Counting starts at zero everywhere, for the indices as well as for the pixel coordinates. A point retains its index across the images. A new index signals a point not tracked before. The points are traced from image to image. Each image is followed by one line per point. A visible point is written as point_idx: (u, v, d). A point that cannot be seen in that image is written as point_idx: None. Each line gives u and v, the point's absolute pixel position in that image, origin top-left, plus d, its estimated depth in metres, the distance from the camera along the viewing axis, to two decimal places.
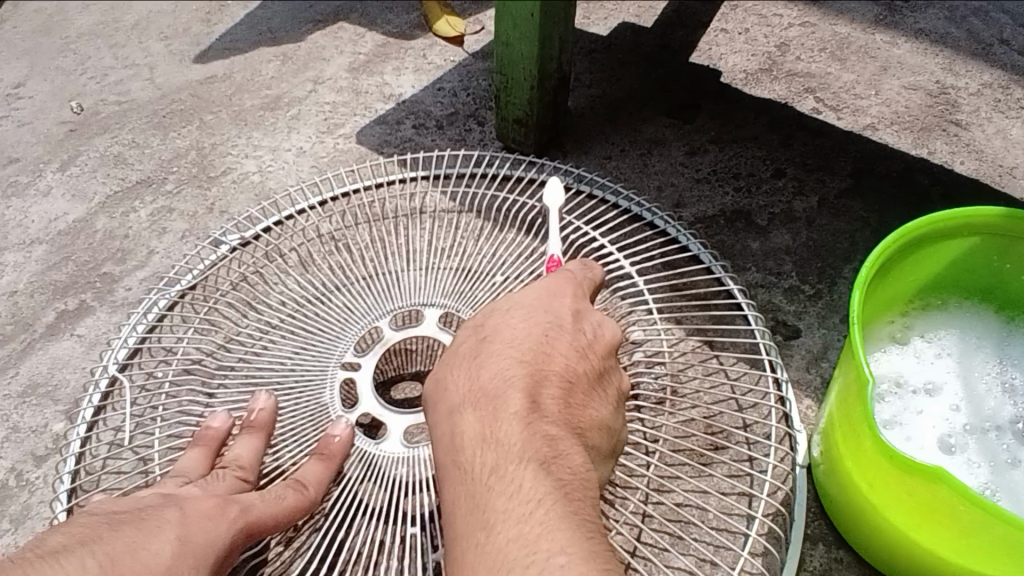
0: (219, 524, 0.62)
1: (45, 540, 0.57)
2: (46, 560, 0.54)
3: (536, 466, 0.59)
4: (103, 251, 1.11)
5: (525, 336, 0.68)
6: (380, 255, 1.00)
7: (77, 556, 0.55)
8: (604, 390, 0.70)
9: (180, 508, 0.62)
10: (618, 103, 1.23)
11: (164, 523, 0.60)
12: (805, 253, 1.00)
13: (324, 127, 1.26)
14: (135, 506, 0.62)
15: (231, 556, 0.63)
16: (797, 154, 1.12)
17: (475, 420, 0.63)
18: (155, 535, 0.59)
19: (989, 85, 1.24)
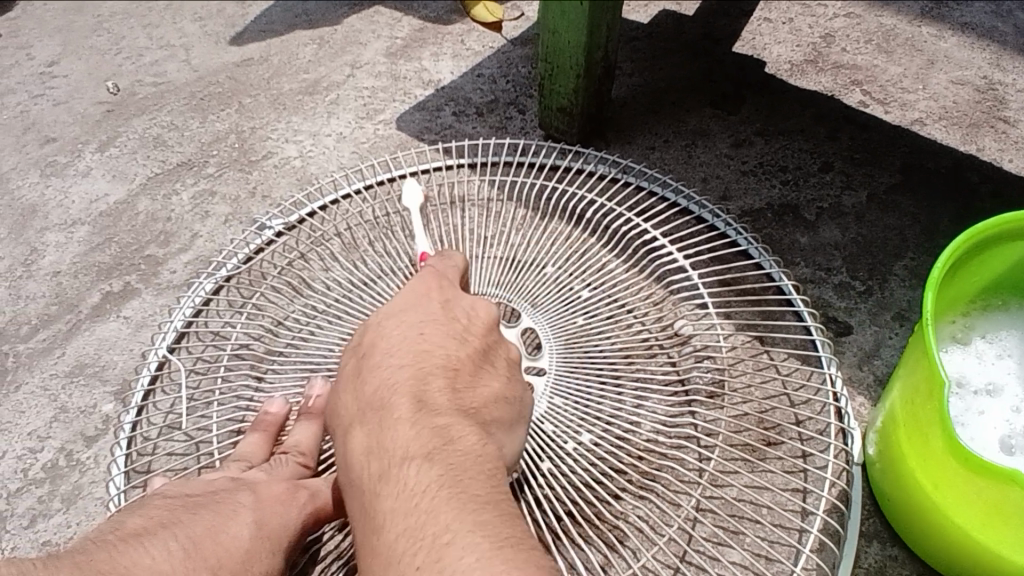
0: (290, 508, 0.67)
1: (130, 521, 0.62)
2: (135, 542, 0.59)
3: (422, 456, 0.56)
4: (146, 234, 1.11)
5: (399, 344, 0.66)
6: (427, 244, 0.99)
7: (162, 536, 0.60)
8: (491, 366, 0.67)
9: (253, 493, 0.67)
10: (661, 92, 1.21)
11: (238, 507, 0.65)
12: (855, 248, 0.99)
13: (363, 113, 1.25)
14: (210, 491, 0.67)
15: (301, 537, 0.67)
16: (845, 148, 1.11)
17: (361, 425, 0.61)
18: (231, 519, 0.63)
19: None
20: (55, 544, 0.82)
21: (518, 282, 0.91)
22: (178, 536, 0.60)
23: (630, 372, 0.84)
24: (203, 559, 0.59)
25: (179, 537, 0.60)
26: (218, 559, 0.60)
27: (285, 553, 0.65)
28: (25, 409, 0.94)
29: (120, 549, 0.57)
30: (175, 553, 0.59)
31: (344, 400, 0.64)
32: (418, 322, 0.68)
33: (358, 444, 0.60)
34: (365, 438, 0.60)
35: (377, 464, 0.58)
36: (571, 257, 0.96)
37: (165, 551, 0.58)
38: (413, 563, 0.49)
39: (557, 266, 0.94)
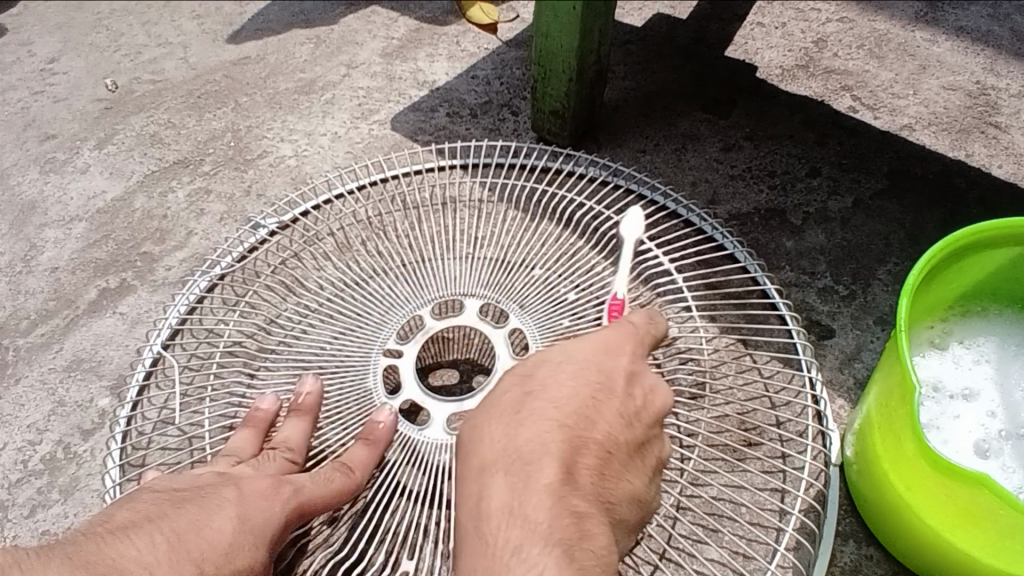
0: (273, 503, 0.68)
1: (120, 514, 0.64)
2: (120, 535, 0.61)
3: (560, 553, 0.52)
4: (142, 231, 1.13)
5: (582, 404, 0.61)
6: (419, 244, 1.01)
7: (147, 530, 0.62)
8: (644, 459, 0.63)
9: (238, 488, 0.69)
10: (653, 95, 1.22)
11: (223, 502, 0.67)
12: (840, 253, 1.00)
13: (358, 113, 1.26)
14: (197, 486, 0.69)
15: (286, 531, 0.69)
16: (833, 153, 1.12)
17: (567, 497, 0.56)
18: (215, 514, 0.65)
19: None
20: (51, 535, 0.84)
21: (507, 283, 0.93)
22: (163, 529, 0.62)
23: None
24: (187, 551, 0.62)
25: (164, 531, 0.62)
26: (202, 553, 0.62)
27: (269, 546, 0.66)
28: (23, 402, 0.96)
29: (107, 542, 0.60)
30: (160, 545, 0.61)
31: (536, 472, 0.57)
32: (648, 394, 0.65)
33: (549, 528, 0.54)
34: (560, 519, 0.54)
35: (549, 550, 0.53)
36: (558, 258, 0.97)
37: (149, 545, 0.61)
38: None
39: (545, 267, 0.95)
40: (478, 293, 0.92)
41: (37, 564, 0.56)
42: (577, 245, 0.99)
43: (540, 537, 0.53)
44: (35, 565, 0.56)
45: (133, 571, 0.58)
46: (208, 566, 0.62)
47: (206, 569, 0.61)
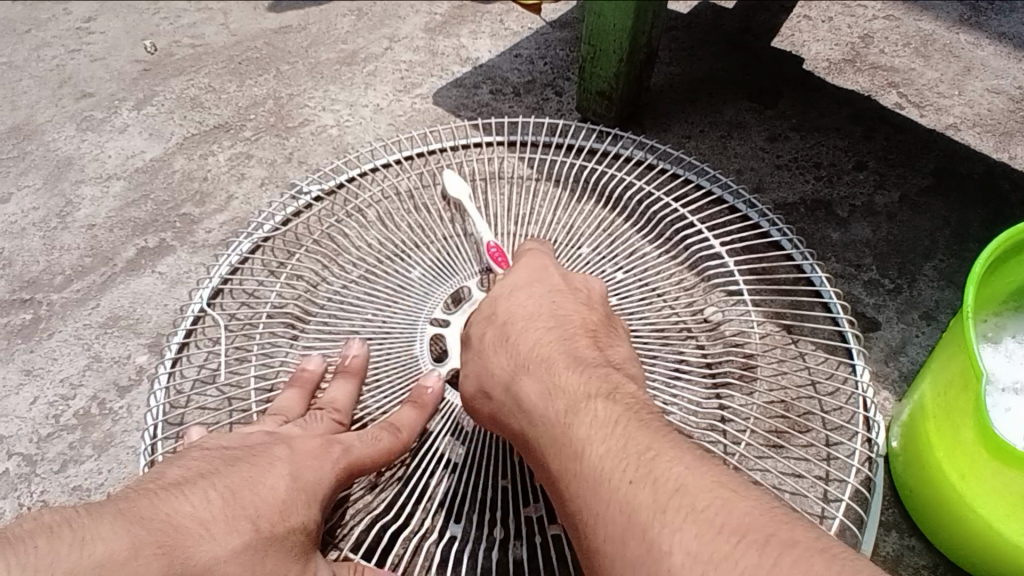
0: (324, 464, 0.68)
1: (171, 471, 0.64)
2: (172, 492, 0.60)
3: (603, 398, 0.61)
4: (182, 192, 1.13)
5: (555, 321, 0.71)
6: (463, 217, 1.01)
7: (201, 487, 0.62)
8: (618, 331, 0.73)
9: (288, 447, 0.68)
10: (699, 82, 1.22)
11: (274, 461, 0.66)
12: (885, 247, 1.00)
13: (401, 86, 1.25)
14: (246, 445, 0.68)
15: (336, 490, 0.68)
16: (879, 148, 1.12)
17: (579, 387, 0.63)
18: (266, 473, 0.65)
19: None
20: (85, 489, 0.84)
21: (554, 260, 0.93)
22: (215, 487, 0.62)
23: (663, 353, 0.85)
24: (242, 509, 0.61)
25: (216, 489, 0.62)
26: (256, 511, 0.62)
27: (319, 506, 0.66)
28: (57, 357, 0.95)
29: (162, 497, 0.60)
30: (214, 503, 0.61)
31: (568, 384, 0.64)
32: (561, 300, 0.73)
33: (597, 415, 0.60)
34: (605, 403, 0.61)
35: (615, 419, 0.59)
36: (605, 237, 0.97)
37: (203, 501, 0.60)
38: (625, 477, 0.54)
39: (593, 246, 0.95)
40: None
41: (97, 518, 0.55)
42: (623, 225, 0.98)
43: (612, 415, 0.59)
44: (88, 520, 0.55)
45: (190, 528, 0.58)
46: (263, 523, 0.61)
47: (260, 527, 0.61)
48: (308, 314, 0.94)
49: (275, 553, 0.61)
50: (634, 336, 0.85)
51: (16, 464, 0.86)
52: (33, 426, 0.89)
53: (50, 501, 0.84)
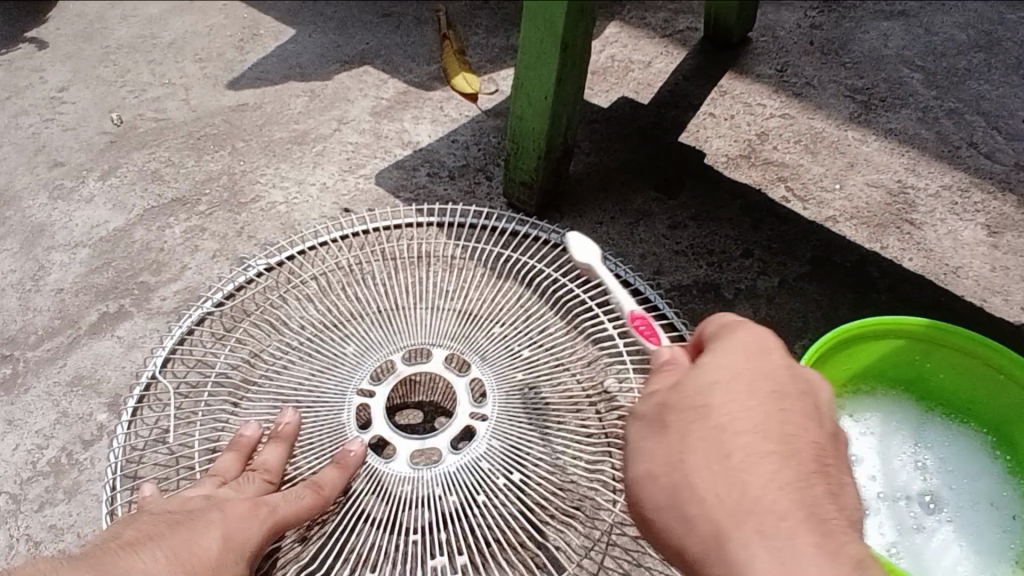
0: (253, 523, 0.77)
1: (118, 536, 0.73)
2: (122, 552, 0.70)
3: None
4: (141, 261, 1.23)
5: None
6: (393, 294, 1.13)
7: (144, 548, 0.71)
8: None
9: (222, 511, 0.77)
10: (614, 172, 1.37)
11: (209, 522, 0.76)
12: (763, 328, 1.15)
13: (346, 166, 1.38)
14: (184, 510, 0.78)
15: (266, 546, 0.78)
16: (765, 237, 1.28)
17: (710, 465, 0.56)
18: (203, 533, 0.74)
19: (948, 187, 1.40)
20: (59, 527, 0.95)
21: (469, 336, 1.04)
22: (157, 548, 0.71)
23: (563, 422, 0.96)
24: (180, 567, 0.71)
25: (158, 549, 0.71)
26: (192, 568, 0.71)
27: (249, 561, 0.76)
28: (32, 410, 1.06)
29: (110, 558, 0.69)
30: (156, 561, 0.70)
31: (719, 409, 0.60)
32: None
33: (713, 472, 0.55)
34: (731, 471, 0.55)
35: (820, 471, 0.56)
36: (516, 315, 1.09)
37: (150, 560, 0.70)
38: None
39: (504, 324, 1.07)
40: (446, 343, 1.03)
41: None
42: (533, 304, 1.10)
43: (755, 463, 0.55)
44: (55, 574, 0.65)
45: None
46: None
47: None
48: (249, 381, 1.05)
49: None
50: (538, 407, 0.97)
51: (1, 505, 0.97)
52: (15, 470, 1.01)
53: (29, 538, 0.95)
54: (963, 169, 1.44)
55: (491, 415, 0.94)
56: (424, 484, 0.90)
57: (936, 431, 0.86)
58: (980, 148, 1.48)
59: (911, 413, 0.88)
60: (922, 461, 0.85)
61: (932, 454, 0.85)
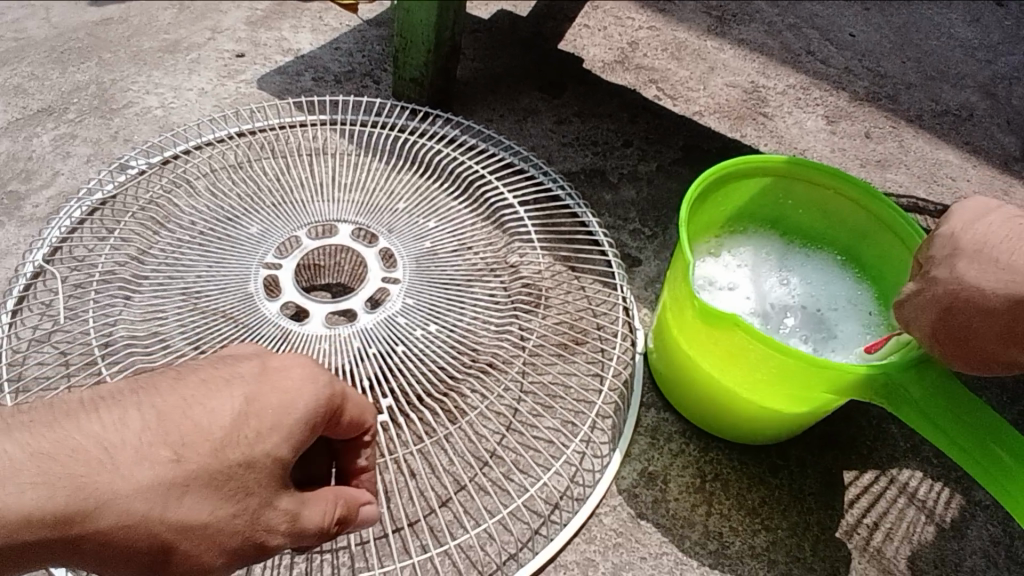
0: (291, 396, 0.61)
1: (141, 381, 0.62)
2: (101, 410, 0.58)
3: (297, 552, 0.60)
4: (7, 171, 1.15)
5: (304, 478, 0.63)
6: (289, 183, 1.11)
7: (127, 405, 0.59)
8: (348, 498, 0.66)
9: (259, 366, 0.62)
10: (498, 76, 1.42)
11: (231, 383, 0.61)
12: (645, 204, 1.25)
13: (224, 72, 1.32)
14: (211, 363, 0.63)
15: (315, 423, 0.62)
16: (642, 129, 1.38)
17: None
18: (218, 393, 0.60)
19: (792, 87, 1.58)
20: None
21: (373, 212, 1.06)
22: (162, 403, 0.59)
23: (474, 280, 1.01)
24: (165, 433, 0.57)
25: (157, 406, 0.59)
26: (190, 439, 0.57)
27: (286, 439, 0.60)
28: None
29: (104, 415, 0.58)
30: (154, 424, 0.58)
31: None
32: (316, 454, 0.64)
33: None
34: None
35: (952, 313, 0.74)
36: (419, 195, 1.12)
37: (139, 420, 0.58)
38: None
39: (407, 202, 1.09)
40: (351, 219, 1.05)
41: (45, 430, 0.56)
42: (434, 186, 1.13)
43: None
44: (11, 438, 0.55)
45: (114, 457, 0.56)
46: (187, 453, 0.57)
47: (188, 457, 0.57)
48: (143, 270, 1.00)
49: (199, 487, 0.57)
50: (449, 269, 1.01)
51: None
52: None
53: None
54: (804, 72, 1.62)
55: (403, 279, 0.97)
56: (344, 339, 0.89)
57: (792, 259, 1.04)
58: (816, 55, 1.67)
59: (773, 246, 1.05)
60: (785, 280, 1.01)
61: (792, 275, 1.02)
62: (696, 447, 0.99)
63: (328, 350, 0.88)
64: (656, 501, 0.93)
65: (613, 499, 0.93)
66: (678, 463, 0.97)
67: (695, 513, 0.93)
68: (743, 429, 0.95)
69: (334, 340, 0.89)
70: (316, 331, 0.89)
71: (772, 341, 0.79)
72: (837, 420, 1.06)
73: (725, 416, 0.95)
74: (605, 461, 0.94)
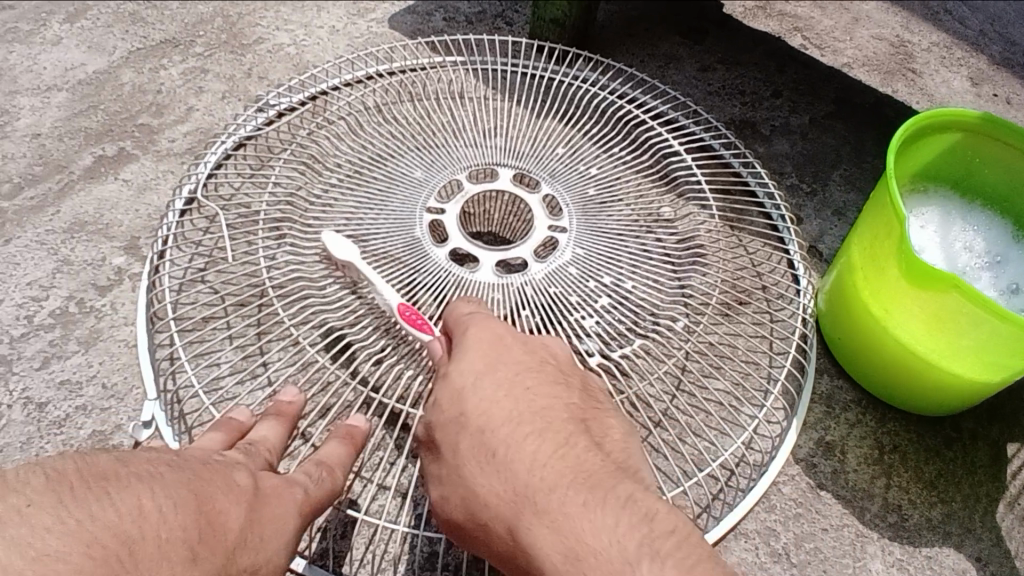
0: (284, 504, 0.64)
1: (124, 463, 0.58)
2: (101, 488, 0.54)
3: None
4: (135, 104, 1.10)
5: None
6: (435, 127, 1.06)
7: (136, 488, 0.55)
8: None
9: (245, 473, 0.65)
10: (634, 20, 1.34)
11: (238, 489, 0.62)
12: (802, 159, 1.17)
13: (354, 10, 1.27)
14: (187, 461, 0.63)
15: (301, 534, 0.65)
16: (791, 80, 1.29)
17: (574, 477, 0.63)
18: (226, 496, 0.60)
19: None
20: (75, 383, 0.83)
21: (532, 156, 1.01)
22: (177, 499, 0.56)
23: (641, 230, 0.95)
24: (192, 535, 0.55)
25: (174, 499, 0.56)
26: (213, 542, 0.56)
27: (286, 549, 0.63)
28: (20, 260, 0.92)
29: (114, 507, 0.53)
30: (176, 526, 0.55)
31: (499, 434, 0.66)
32: None
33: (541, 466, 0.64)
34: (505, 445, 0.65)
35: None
36: (574, 137, 1.05)
37: (160, 505, 0.55)
38: None
39: (566, 146, 1.03)
40: (510, 163, 0.99)
41: (52, 514, 0.50)
42: (587, 132, 1.07)
43: (519, 455, 0.65)
44: None
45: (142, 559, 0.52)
46: (203, 551, 0.55)
47: (209, 560, 0.56)
48: (303, 206, 0.96)
49: None
50: (616, 219, 0.95)
51: None
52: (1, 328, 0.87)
53: (34, 397, 0.82)
54: None
55: (569, 227, 0.92)
56: (517, 289, 0.85)
57: (981, 221, 0.95)
58: None
59: (959, 207, 0.96)
60: (974, 245, 0.93)
61: (982, 239, 0.93)
62: (872, 418, 0.94)
63: (502, 301, 0.84)
64: (836, 471, 0.89)
65: (790, 468, 0.89)
66: (856, 433, 0.92)
67: (874, 484, 0.89)
68: (932, 401, 0.89)
69: (506, 291, 0.85)
70: (486, 281, 0.85)
71: (996, 310, 0.71)
72: (1014, 392, 0.98)
73: (911, 387, 0.89)
74: (783, 428, 0.89)
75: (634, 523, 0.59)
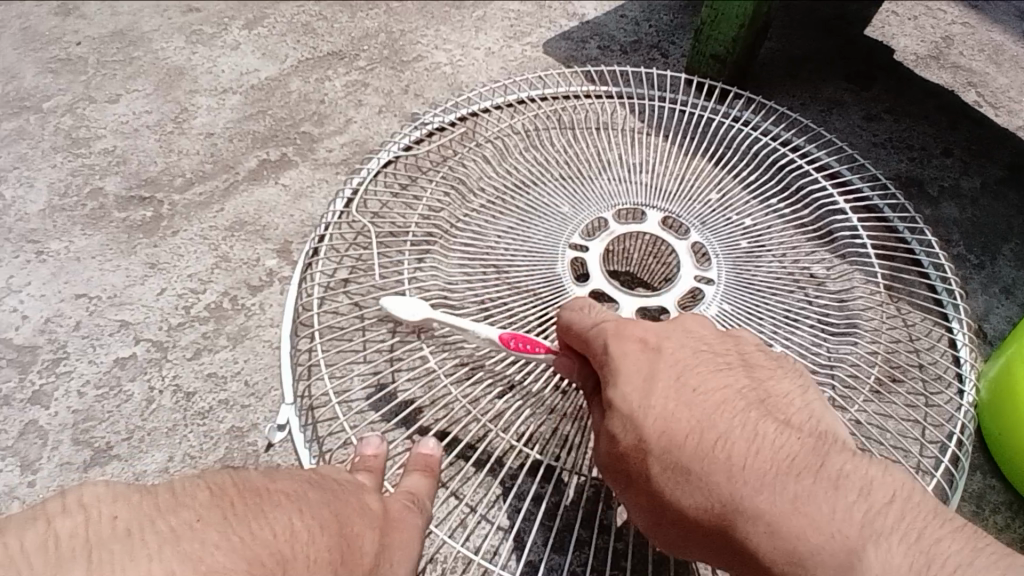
0: (407, 532, 0.61)
1: (262, 480, 0.55)
2: (250, 506, 0.51)
3: None
4: (300, 112, 1.15)
5: None
6: (583, 159, 1.04)
7: (282, 509, 0.52)
8: None
9: (368, 497, 0.61)
10: (796, 61, 1.28)
11: (370, 513, 0.59)
12: (970, 227, 1.07)
13: (511, 33, 1.28)
14: (310, 479, 0.60)
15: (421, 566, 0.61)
16: (965, 138, 1.18)
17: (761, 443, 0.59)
18: (361, 521, 0.57)
19: None
20: (220, 376, 0.88)
21: (682, 199, 0.96)
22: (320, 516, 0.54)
23: (790, 291, 0.90)
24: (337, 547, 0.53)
25: (316, 520, 0.53)
26: (353, 566, 0.53)
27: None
28: (185, 252, 0.99)
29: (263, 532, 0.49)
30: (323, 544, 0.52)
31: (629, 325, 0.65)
32: None
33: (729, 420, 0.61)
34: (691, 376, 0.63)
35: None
36: (727, 183, 1.01)
37: (304, 523, 0.52)
38: None
39: (720, 194, 0.98)
40: (659, 206, 0.95)
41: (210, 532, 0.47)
42: (740, 178, 1.02)
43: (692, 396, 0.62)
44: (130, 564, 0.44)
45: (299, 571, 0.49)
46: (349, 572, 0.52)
47: None
48: (448, 229, 0.97)
49: None
50: (767, 275, 0.89)
51: (147, 349, 0.90)
52: (162, 314, 0.93)
53: (184, 385, 0.87)
54: None
55: (715, 279, 0.87)
56: None
57: None
58: None
59: None
60: None
61: None
62: None
63: None
64: None
65: None
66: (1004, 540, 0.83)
67: None
68: None
69: None
70: None
71: None
72: None
73: None
74: None
75: (848, 491, 0.57)
